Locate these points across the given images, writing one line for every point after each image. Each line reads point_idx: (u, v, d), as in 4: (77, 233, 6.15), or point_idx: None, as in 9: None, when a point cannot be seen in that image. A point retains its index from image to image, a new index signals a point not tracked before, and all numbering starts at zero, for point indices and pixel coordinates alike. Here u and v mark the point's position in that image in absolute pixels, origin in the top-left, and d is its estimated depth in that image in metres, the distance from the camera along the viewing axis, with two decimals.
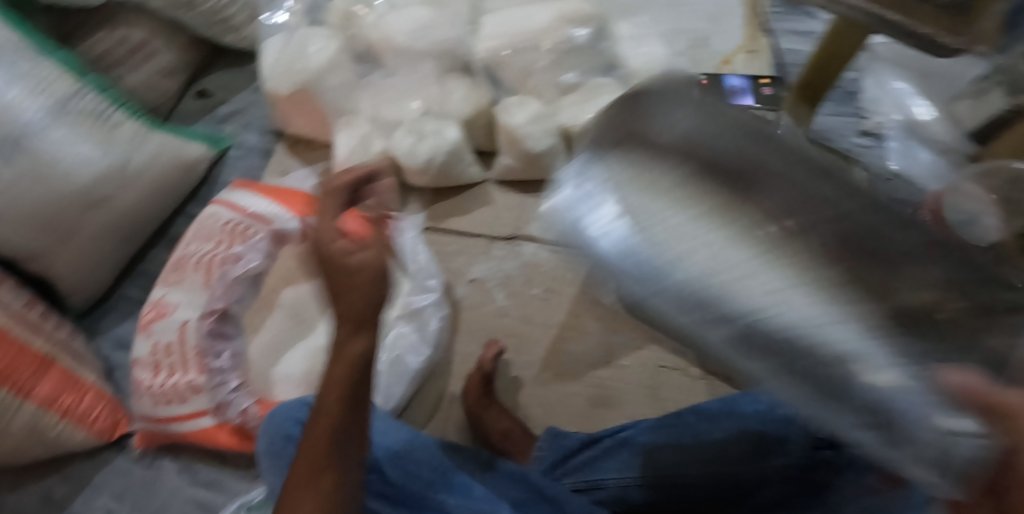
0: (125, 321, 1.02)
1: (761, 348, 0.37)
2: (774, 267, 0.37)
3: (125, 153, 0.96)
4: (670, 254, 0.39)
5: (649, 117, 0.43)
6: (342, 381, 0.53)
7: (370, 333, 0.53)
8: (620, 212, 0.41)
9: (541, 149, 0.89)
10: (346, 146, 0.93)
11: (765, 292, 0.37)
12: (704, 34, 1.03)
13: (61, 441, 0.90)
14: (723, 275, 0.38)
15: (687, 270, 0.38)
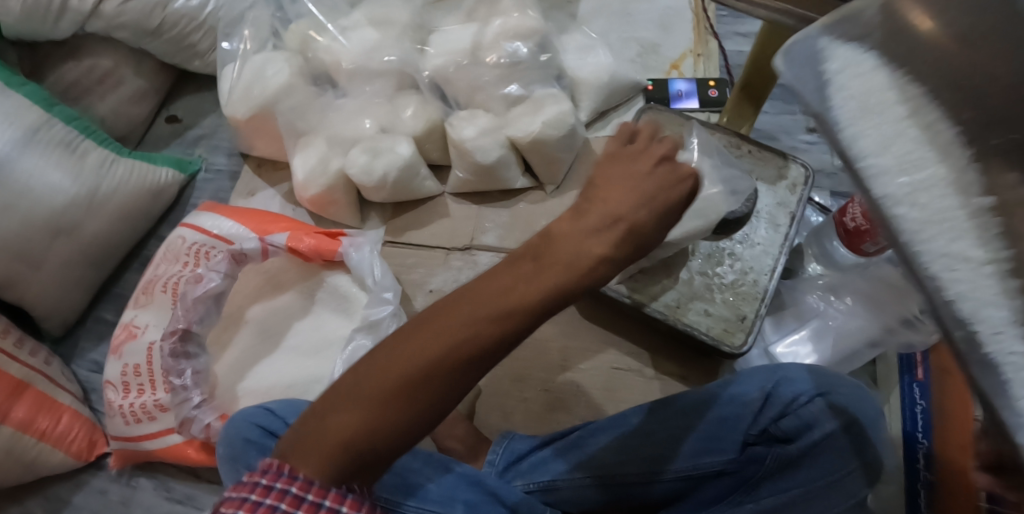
0: (100, 345, 1.05)
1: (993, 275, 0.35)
2: (937, 204, 0.35)
3: (93, 181, 0.99)
4: (886, 148, 0.38)
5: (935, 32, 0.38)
6: (469, 321, 0.46)
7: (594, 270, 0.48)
8: (856, 88, 0.40)
9: (490, 162, 0.91)
10: (305, 165, 0.94)
11: (945, 237, 0.35)
12: (655, 40, 1.06)
13: (39, 462, 0.93)
14: (908, 192, 0.37)
15: (902, 171, 0.37)
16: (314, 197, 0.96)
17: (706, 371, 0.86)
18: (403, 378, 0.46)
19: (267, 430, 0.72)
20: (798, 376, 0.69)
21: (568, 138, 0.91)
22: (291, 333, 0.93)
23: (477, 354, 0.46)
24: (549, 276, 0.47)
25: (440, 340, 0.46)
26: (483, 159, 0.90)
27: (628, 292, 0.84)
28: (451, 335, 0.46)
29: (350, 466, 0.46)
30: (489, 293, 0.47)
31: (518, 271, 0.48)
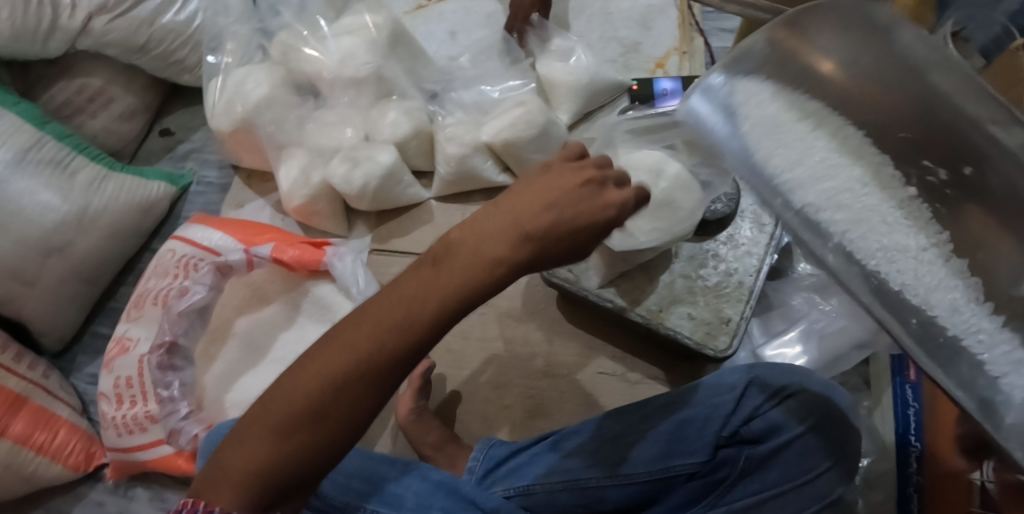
0: (96, 359, 1.07)
1: (886, 264, 0.47)
2: (835, 211, 0.49)
3: (84, 198, 1.01)
4: (786, 171, 0.50)
5: (809, 49, 0.53)
6: (364, 335, 0.49)
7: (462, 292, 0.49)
8: (755, 126, 0.52)
9: (455, 153, 0.92)
10: (289, 176, 0.94)
11: (845, 228, 0.48)
12: (637, 39, 1.05)
13: (38, 476, 0.95)
14: (821, 203, 0.49)
15: (800, 193, 0.50)
16: (298, 207, 0.96)
17: (689, 374, 0.85)
18: (298, 403, 0.50)
19: None
20: (763, 374, 0.70)
21: (543, 137, 0.91)
22: (276, 344, 0.95)
23: (379, 367, 0.49)
24: (445, 275, 0.49)
25: (337, 361, 0.50)
26: (448, 150, 0.93)
27: (612, 296, 0.83)
28: (353, 353, 0.49)
29: (269, 492, 0.51)
30: (377, 317, 0.50)
31: (404, 284, 0.51)
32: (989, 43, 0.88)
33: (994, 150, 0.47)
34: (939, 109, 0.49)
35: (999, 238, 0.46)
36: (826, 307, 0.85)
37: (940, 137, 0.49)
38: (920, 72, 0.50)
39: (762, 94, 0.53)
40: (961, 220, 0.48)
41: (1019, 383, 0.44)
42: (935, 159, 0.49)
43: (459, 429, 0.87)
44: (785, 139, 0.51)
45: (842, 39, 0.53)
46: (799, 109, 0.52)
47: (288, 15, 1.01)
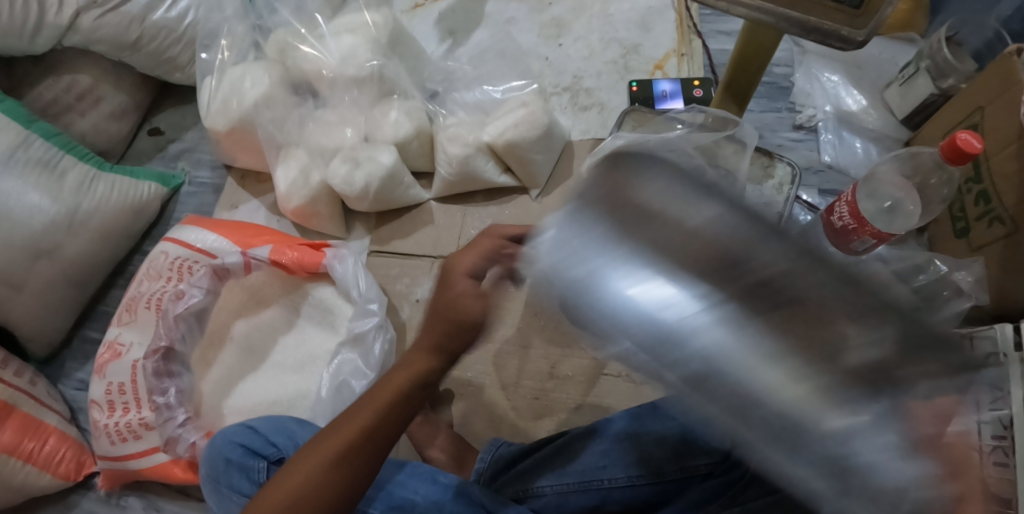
0: (86, 363, 1.05)
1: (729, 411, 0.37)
2: (662, 368, 0.38)
3: (73, 201, 0.99)
4: (609, 326, 0.39)
5: (630, 185, 0.40)
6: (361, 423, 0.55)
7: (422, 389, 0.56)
8: (580, 268, 0.41)
9: (459, 154, 0.91)
10: (286, 177, 0.93)
11: (679, 371, 0.38)
12: (636, 41, 1.05)
13: (27, 486, 0.94)
14: (651, 349, 0.38)
15: (626, 337, 0.39)
16: (297, 209, 0.95)
17: None
18: (303, 490, 0.53)
19: (251, 448, 0.73)
20: None
21: (545, 137, 0.90)
22: (274, 349, 0.93)
23: (379, 446, 0.55)
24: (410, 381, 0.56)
25: (351, 448, 0.54)
26: (450, 149, 0.91)
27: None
28: (363, 436, 0.54)
29: None
30: (361, 412, 0.55)
31: (393, 379, 0.56)
32: (982, 47, 0.90)
33: (766, 251, 0.38)
34: (730, 205, 0.39)
35: (843, 320, 0.37)
36: None
37: (728, 250, 0.38)
38: (682, 202, 0.39)
39: (586, 250, 0.41)
40: (828, 332, 0.37)
41: (883, 458, 0.37)
42: (749, 288, 0.38)
43: (463, 432, 0.87)
44: (598, 283, 0.40)
45: (609, 168, 0.41)
46: (606, 249, 0.40)
47: (285, 12, 0.99)
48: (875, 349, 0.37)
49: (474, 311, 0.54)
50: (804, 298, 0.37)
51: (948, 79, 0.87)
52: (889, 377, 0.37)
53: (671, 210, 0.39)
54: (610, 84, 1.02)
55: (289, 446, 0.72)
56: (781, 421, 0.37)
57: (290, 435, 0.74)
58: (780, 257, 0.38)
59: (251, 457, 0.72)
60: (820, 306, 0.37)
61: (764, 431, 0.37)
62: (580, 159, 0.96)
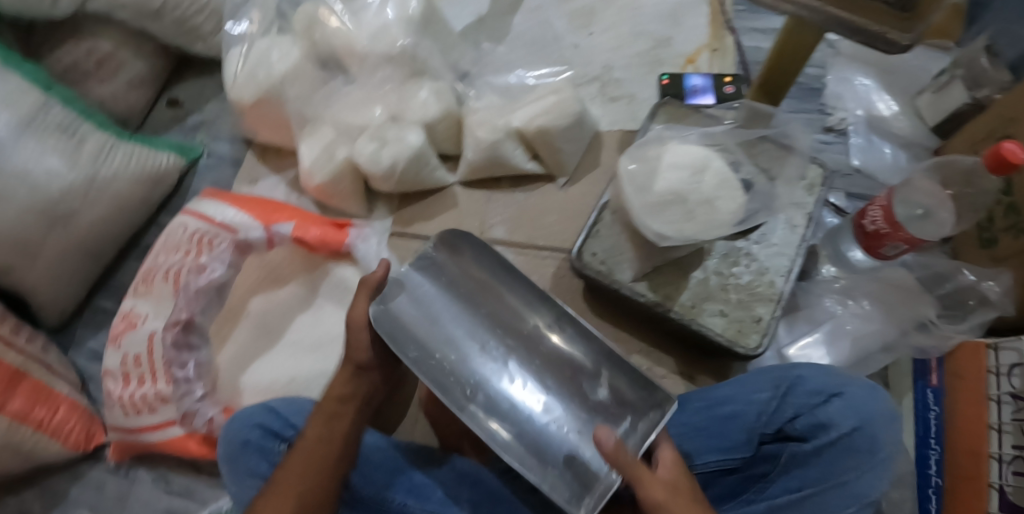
0: (99, 333, 1.05)
1: (491, 404, 0.64)
2: (463, 369, 0.66)
3: (91, 167, 0.97)
4: (433, 349, 0.66)
5: (464, 263, 0.71)
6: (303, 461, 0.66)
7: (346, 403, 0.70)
8: (421, 313, 0.68)
9: (489, 139, 0.89)
10: (310, 153, 0.92)
11: (472, 377, 0.66)
12: (666, 34, 1.03)
13: (38, 452, 0.92)
14: (455, 362, 0.66)
15: (440, 352, 0.66)
16: (319, 186, 0.93)
17: (716, 372, 0.85)
18: None
19: (268, 427, 0.73)
20: (812, 374, 0.66)
21: (576, 126, 0.89)
22: (291, 327, 0.92)
23: (322, 470, 0.67)
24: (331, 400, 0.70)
25: (305, 483, 0.66)
26: (479, 134, 0.90)
27: (642, 290, 0.79)
28: (308, 475, 0.66)
29: None
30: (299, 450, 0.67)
31: (321, 417, 0.69)
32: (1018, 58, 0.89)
33: (525, 317, 0.69)
34: (519, 290, 0.70)
35: (580, 367, 0.67)
36: (842, 312, 0.84)
37: (508, 318, 0.70)
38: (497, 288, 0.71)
39: (425, 300, 0.69)
40: (561, 361, 0.67)
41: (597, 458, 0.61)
42: (510, 339, 0.69)
43: None
44: (428, 319, 0.68)
45: (448, 245, 0.71)
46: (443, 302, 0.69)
47: None
48: (603, 390, 0.65)
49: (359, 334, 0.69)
50: (551, 351, 0.68)
51: (984, 89, 0.87)
52: (602, 409, 0.65)
53: (489, 289, 0.71)
54: (638, 77, 1.01)
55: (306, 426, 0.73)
56: (509, 407, 0.65)
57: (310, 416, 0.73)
58: (531, 323, 0.69)
59: (269, 436, 0.73)
60: (562, 349, 0.68)
61: (515, 416, 0.64)
62: (608, 150, 0.95)
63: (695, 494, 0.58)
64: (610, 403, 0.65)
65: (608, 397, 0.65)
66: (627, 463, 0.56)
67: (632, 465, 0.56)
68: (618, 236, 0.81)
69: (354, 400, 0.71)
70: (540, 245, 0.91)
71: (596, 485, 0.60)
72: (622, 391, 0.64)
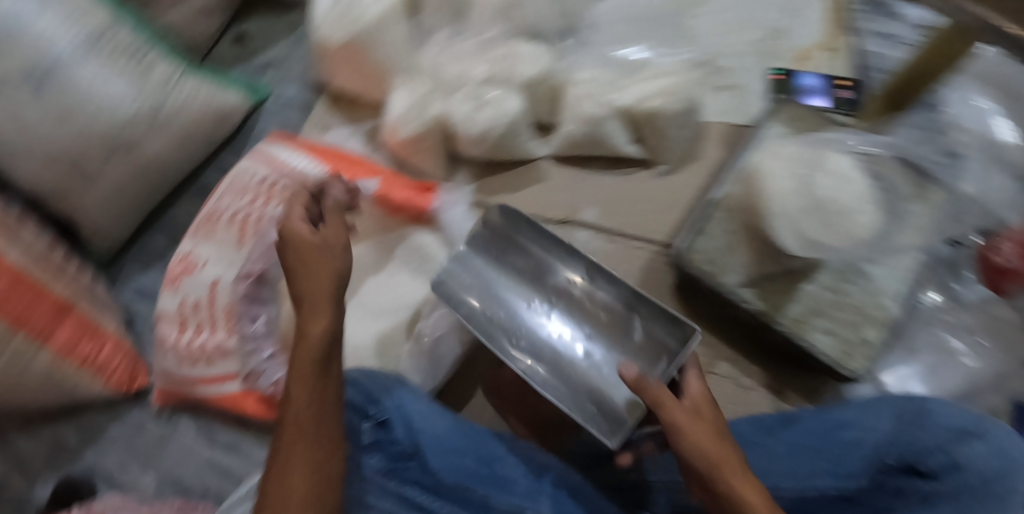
0: (147, 271, 0.99)
1: (528, 352, 0.77)
2: (501, 317, 0.79)
3: (156, 97, 0.91)
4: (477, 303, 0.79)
5: (510, 232, 0.80)
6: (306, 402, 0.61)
7: (326, 312, 0.63)
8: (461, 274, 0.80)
9: (596, 115, 0.83)
10: (403, 104, 0.86)
11: (503, 330, 0.78)
12: (781, 25, 0.96)
13: (79, 390, 0.89)
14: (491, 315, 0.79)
15: (478, 307, 0.79)
16: (403, 141, 0.88)
17: (807, 393, 0.80)
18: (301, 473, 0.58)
19: (351, 402, 0.70)
20: (947, 411, 0.62)
21: (687, 113, 0.83)
22: (364, 288, 0.85)
23: (328, 432, 0.61)
24: (317, 325, 0.62)
25: (313, 455, 0.59)
26: (581, 111, 0.84)
27: (750, 297, 0.75)
28: (309, 438, 0.60)
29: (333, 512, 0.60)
30: (295, 392, 0.61)
31: (305, 378, 0.61)
32: None
33: (573, 281, 0.78)
34: (559, 254, 0.78)
35: (621, 326, 0.75)
36: (957, 346, 0.81)
37: (548, 279, 0.80)
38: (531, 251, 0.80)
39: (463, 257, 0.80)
40: (598, 319, 0.77)
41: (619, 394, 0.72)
42: (561, 299, 0.79)
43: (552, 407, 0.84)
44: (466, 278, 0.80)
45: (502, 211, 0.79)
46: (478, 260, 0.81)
47: None
48: (637, 332, 0.73)
49: (340, 258, 0.66)
50: (596, 306, 0.77)
51: None
52: (635, 346, 0.73)
53: (528, 251, 0.80)
54: (748, 67, 0.94)
55: (390, 405, 0.70)
56: (546, 352, 0.77)
57: (389, 391, 0.71)
58: (575, 284, 0.78)
59: (354, 412, 0.70)
60: (603, 306, 0.76)
61: (550, 361, 0.76)
62: (713, 142, 0.89)
63: (724, 434, 0.59)
64: (644, 345, 0.73)
65: (641, 338, 0.73)
66: (657, 396, 0.60)
67: (659, 395, 0.60)
68: (727, 235, 0.76)
69: (337, 346, 0.64)
70: (632, 235, 0.86)
71: (616, 421, 0.70)
72: (654, 332, 0.71)
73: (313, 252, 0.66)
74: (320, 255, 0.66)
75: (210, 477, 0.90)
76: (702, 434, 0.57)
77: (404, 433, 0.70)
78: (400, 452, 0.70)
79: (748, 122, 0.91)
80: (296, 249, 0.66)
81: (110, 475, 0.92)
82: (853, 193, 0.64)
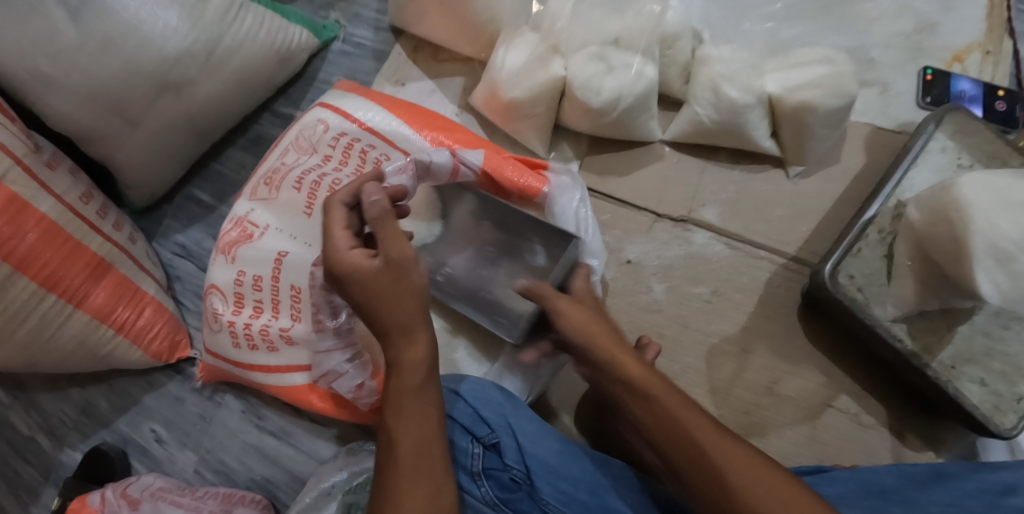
0: (189, 226, 0.87)
1: (466, 296, 0.72)
2: (443, 261, 0.73)
3: (215, 29, 0.76)
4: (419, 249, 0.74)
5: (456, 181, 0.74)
6: (418, 441, 0.52)
7: (423, 333, 0.54)
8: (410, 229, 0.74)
9: (736, 100, 0.72)
10: (519, 58, 0.75)
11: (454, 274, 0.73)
12: (936, 16, 0.85)
13: (115, 358, 0.78)
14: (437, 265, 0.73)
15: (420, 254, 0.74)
16: (509, 104, 0.76)
17: (926, 435, 0.71)
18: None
19: (456, 420, 0.62)
20: None
21: (842, 112, 0.72)
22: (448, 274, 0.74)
23: (440, 470, 0.52)
24: (416, 350, 0.53)
25: (427, 497, 0.50)
26: (719, 94, 0.73)
27: (900, 334, 0.67)
28: (424, 480, 0.50)
29: None
30: (402, 428, 0.52)
31: (409, 408, 0.53)
32: None
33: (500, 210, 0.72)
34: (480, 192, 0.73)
35: (534, 256, 0.69)
36: None
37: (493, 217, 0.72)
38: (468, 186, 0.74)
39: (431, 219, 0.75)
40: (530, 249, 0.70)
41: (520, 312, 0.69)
42: (490, 228, 0.72)
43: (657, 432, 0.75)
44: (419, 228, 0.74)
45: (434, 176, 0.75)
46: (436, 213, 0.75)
47: None
48: (543, 256, 0.69)
49: (415, 272, 0.54)
50: (510, 228, 0.71)
51: None
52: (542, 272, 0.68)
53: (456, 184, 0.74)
54: (897, 61, 0.83)
55: (502, 427, 0.62)
56: (481, 293, 0.71)
57: (501, 411, 0.63)
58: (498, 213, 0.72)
59: (462, 433, 0.62)
60: (523, 239, 0.70)
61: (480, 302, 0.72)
62: (852, 146, 0.79)
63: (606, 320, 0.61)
64: (550, 264, 0.68)
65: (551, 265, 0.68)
66: (542, 294, 0.62)
67: (545, 293, 0.62)
68: (884, 260, 0.68)
69: (436, 367, 0.55)
70: (755, 242, 0.76)
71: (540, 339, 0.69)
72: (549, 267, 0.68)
73: (385, 273, 0.53)
74: (388, 270, 0.54)
75: (256, 464, 0.80)
76: (575, 312, 0.60)
77: (515, 456, 0.61)
78: (510, 479, 0.61)
79: (893, 127, 0.80)
80: (361, 293, 0.54)
81: (143, 450, 0.83)
82: None
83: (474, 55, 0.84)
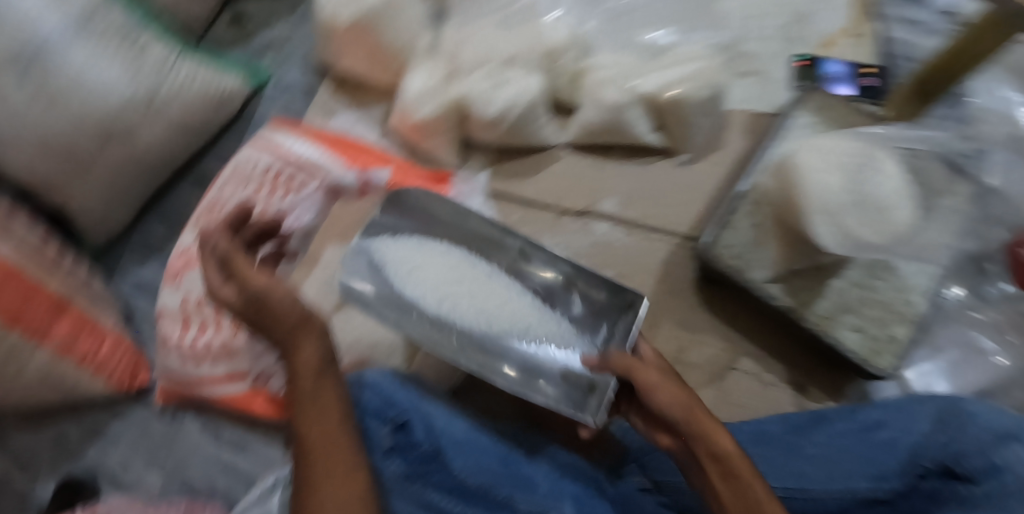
0: (147, 262, 0.95)
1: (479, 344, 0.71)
2: (453, 301, 0.72)
3: (152, 81, 0.86)
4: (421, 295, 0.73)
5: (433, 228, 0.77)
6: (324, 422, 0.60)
7: (311, 335, 0.62)
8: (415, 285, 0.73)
9: (615, 100, 0.80)
10: (420, 85, 0.85)
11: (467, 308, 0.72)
12: (805, 8, 0.93)
13: (79, 389, 0.85)
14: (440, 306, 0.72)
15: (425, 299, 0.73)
16: (419, 123, 0.85)
17: (829, 386, 0.77)
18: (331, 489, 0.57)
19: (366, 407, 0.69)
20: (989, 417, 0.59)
21: (712, 100, 0.80)
22: None
23: (346, 444, 0.60)
24: (307, 352, 0.62)
25: (342, 466, 0.58)
26: (600, 96, 0.81)
27: (777, 293, 0.73)
28: (333, 453, 0.59)
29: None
30: (307, 415, 0.60)
31: (314, 397, 0.61)
32: None
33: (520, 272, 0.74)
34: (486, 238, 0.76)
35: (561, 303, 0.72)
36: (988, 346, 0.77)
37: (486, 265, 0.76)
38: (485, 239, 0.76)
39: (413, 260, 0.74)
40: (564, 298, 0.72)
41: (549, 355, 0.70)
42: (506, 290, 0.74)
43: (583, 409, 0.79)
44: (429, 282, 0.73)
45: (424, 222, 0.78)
46: (450, 260, 0.75)
47: None
48: (580, 306, 0.72)
49: (274, 294, 0.61)
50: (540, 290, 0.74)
51: None
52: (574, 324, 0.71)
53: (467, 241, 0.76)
54: (772, 52, 0.91)
55: (414, 408, 0.69)
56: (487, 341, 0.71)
57: (414, 395, 0.70)
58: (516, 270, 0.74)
59: (373, 417, 0.69)
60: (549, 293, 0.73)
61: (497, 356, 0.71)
62: (734, 131, 0.87)
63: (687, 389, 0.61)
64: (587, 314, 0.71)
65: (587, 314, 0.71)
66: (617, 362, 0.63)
67: (629, 365, 0.62)
68: (753, 229, 0.74)
69: (329, 359, 0.63)
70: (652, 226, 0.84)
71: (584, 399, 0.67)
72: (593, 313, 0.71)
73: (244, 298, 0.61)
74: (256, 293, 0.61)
75: (217, 475, 0.86)
76: (666, 388, 0.60)
77: (426, 435, 0.67)
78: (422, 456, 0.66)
79: (772, 111, 0.88)
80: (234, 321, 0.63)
81: (112, 473, 0.89)
82: (885, 187, 0.61)
83: (390, 83, 0.93)
